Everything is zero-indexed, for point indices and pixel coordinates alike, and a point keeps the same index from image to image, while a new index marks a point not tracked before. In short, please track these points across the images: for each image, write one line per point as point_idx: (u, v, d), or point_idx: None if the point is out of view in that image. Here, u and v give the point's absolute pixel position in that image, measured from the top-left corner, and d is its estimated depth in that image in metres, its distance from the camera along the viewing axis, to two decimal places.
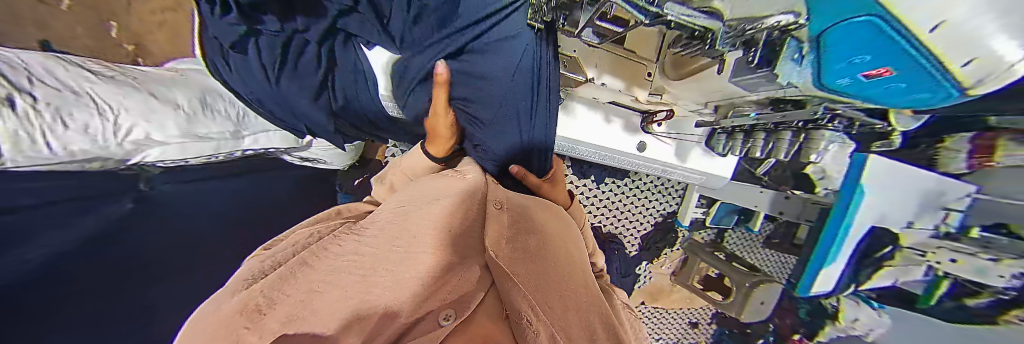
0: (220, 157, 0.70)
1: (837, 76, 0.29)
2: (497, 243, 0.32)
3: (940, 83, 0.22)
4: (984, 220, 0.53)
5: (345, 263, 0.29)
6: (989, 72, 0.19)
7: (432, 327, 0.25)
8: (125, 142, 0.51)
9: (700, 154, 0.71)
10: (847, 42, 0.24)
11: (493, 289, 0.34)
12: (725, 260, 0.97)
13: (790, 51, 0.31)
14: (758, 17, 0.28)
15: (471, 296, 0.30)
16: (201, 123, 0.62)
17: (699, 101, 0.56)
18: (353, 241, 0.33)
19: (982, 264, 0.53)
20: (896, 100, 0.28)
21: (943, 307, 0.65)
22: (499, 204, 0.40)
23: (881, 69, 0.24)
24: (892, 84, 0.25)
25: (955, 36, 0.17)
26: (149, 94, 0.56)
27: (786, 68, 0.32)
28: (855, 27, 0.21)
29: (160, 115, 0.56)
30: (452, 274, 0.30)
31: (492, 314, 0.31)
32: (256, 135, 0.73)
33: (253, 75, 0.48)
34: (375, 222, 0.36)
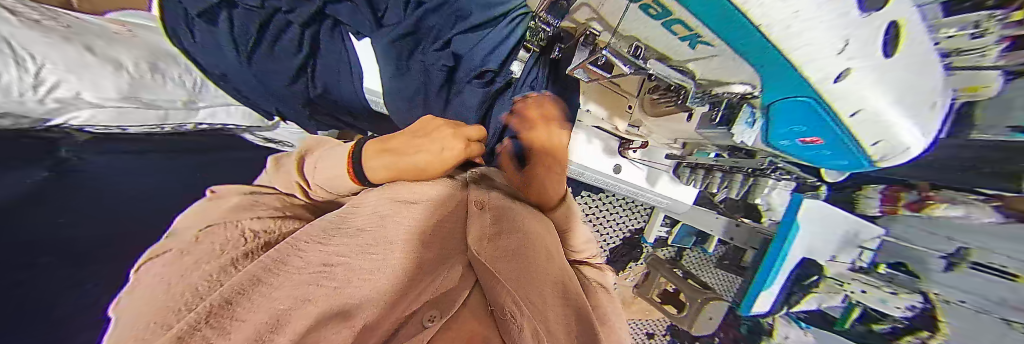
0: (168, 126, 0.63)
1: (781, 138, 0.36)
2: (479, 242, 0.34)
3: (853, 153, 0.32)
4: (888, 258, 0.64)
5: (312, 274, 0.26)
6: (889, 148, 0.29)
7: (416, 329, 0.25)
8: (46, 99, 0.45)
9: (668, 181, 0.76)
10: (789, 117, 0.30)
11: (478, 288, 0.34)
12: (682, 277, 1.06)
13: (744, 116, 0.36)
14: (722, 82, 0.31)
15: (455, 294, 0.30)
16: (148, 89, 0.56)
17: (669, 136, 0.61)
18: (316, 251, 0.29)
19: (884, 296, 0.61)
20: (819, 161, 0.38)
21: (857, 330, 0.73)
22: (483, 203, 0.40)
23: (814, 138, 0.32)
24: (821, 149, 0.34)
25: (872, 112, 0.25)
26: (84, 48, 0.49)
27: (738, 131, 0.38)
28: (789, 110, 0.28)
29: (96, 73, 0.49)
30: (428, 276, 0.30)
31: (478, 313, 0.31)
32: (213, 108, 0.67)
33: (221, 52, 0.45)
34: (345, 229, 0.33)
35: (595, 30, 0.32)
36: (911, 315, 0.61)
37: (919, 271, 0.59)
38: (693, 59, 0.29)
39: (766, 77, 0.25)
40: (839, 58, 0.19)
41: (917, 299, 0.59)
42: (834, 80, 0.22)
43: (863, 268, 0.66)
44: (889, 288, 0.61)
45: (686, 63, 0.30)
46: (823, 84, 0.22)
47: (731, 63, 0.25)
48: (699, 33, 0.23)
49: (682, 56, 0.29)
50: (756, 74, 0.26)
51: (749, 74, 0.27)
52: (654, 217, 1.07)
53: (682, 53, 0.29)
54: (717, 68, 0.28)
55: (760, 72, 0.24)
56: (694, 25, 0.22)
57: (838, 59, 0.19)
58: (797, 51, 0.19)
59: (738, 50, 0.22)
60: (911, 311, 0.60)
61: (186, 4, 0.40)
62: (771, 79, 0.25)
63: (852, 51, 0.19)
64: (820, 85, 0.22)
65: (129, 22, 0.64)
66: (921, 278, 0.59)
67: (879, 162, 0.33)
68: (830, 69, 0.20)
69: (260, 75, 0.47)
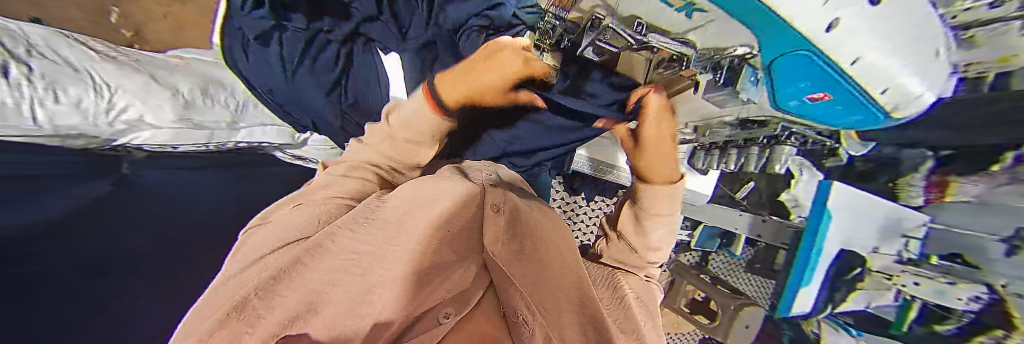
0: (212, 147, 0.68)
1: (788, 99, 0.35)
2: (495, 244, 0.34)
3: (864, 105, 0.30)
4: (942, 248, 0.57)
5: (342, 260, 0.26)
6: (901, 96, 0.29)
7: (432, 324, 0.29)
8: (115, 121, 0.52)
9: (684, 172, 0.75)
10: (790, 73, 0.29)
11: (491, 289, 0.37)
12: (710, 282, 1.00)
13: (748, 74, 0.36)
14: (722, 47, 0.32)
15: (469, 295, 0.34)
16: (197, 110, 0.63)
17: (681, 124, 0.59)
18: (347, 237, 0.30)
19: (940, 286, 0.57)
20: (832, 123, 0.37)
21: (917, 333, 0.65)
22: (498, 207, 0.37)
23: (822, 94, 0.31)
24: (830, 107, 0.33)
25: (871, 59, 0.24)
26: (150, 77, 0.58)
27: (746, 90, 0.37)
28: (793, 71, 0.29)
29: (158, 97, 0.57)
30: (443, 274, 0.31)
31: (489, 313, 0.34)
32: (252, 128, 0.73)
33: (270, 70, 0.51)
34: (379, 214, 0.34)
35: (600, 16, 0.35)
36: (974, 308, 0.55)
37: (979, 261, 0.52)
38: (695, 27, 0.31)
39: (767, 35, 0.24)
40: (827, 10, 0.20)
41: (981, 289, 0.53)
42: (825, 31, 0.22)
43: (911, 260, 0.61)
44: (943, 278, 0.56)
45: (687, 34, 0.32)
46: (814, 35, 0.22)
47: (729, 25, 0.27)
48: (694, 1, 0.26)
49: (680, 27, 0.32)
50: (754, 34, 0.26)
51: (749, 37, 0.28)
52: (674, 219, 1.04)
53: (681, 25, 0.32)
54: (715, 32, 0.30)
55: (759, 31, 0.25)
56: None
57: (825, 10, 0.20)
58: (795, 16, 0.21)
59: (732, 11, 0.24)
60: (976, 303, 0.54)
61: (246, 30, 0.48)
62: (766, 34, 0.25)
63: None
64: (813, 35, 0.22)
65: (186, 57, 0.73)
66: (983, 269, 0.51)
67: (891, 112, 0.31)
68: (818, 22, 0.21)
69: (301, 88, 0.52)
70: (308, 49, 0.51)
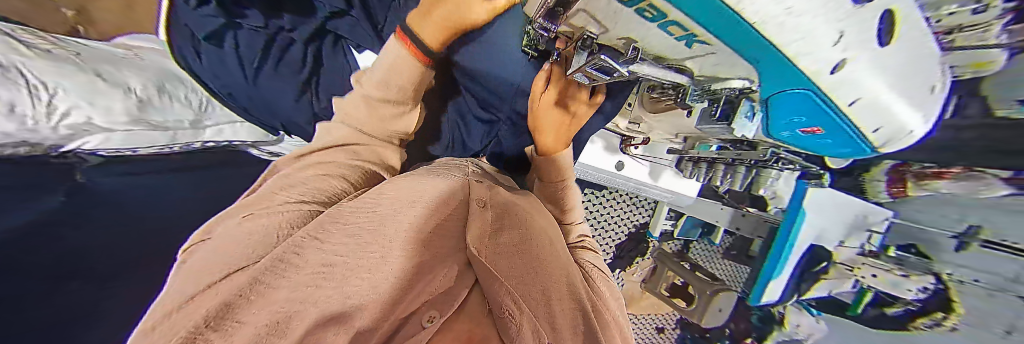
0: (176, 148, 0.63)
1: (781, 130, 0.32)
2: (479, 239, 0.33)
3: (857, 143, 0.27)
4: (900, 240, 0.63)
5: (310, 275, 0.24)
6: (893, 135, 0.26)
7: (414, 331, 0.23)
8: (58, 126, 0.46)
9: (671, 175, 0.75)
10: (784, 110, 0.26)
11: (478, 286, 0.32)
12: (690, 269, 1.05)
13: (745, 110, 0.33)
14: (720, 78, 0.28)
15: (456, 293, 0.28)
16: (157, 110, 0.58)
17: (670, 132, 0.57)
18: (315, 250, 0.26)
19: (896, 279, 0.61)
20: (823, 151, 0.34)
21: (869, 315, 0.71)
22: (484, 202, 0.40)
23: (814, 129, 0.27)
24: (821, 139, 0.29)
25: (873, 98, 0.20)
26: (95, 75, 0.51)
27: (739, 126, 0.35)
28: (790, 106, 0.25)
29: (106, 98, 0.51)
30: (426, 276, 0.28)
31: (477, 310, 0.29)
32: (219, 126, 0.70)
33: (226, 69, 0.47)
34: (345, 225, 0.31)
35: (591, 34, 0.28)
36: (923, 296, 0.60)
37: (933, 253, 0.59)
38: (693, 57, 0.26)
39: (764, 66, 0.20)
40: (834, 48, 0.16)
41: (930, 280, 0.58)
42: (830, 73, 0.18)
43: (872, 252, 0.66)
44: (898, 270, 0.61)
45: (683, 62, 0.27)
46: (817, 77, 0.19)
47: (728, 59, 0.23)
48: (697, 33, 0.20)
49: (679, 54, 0.26)
50: (754, 70, 0.23)
51: (747, 70, 0.24)
52: (658, 210, 1.07)
53: (679, 52, 0.26)
54: (716, 64, 0.25)
55: (758, 64, 0.21)
56: (691, 27, 0.19)
57: (833, 51, 0.16)
58: (797, 45, 0.16)
59: (733, 46, 0.20)
60: (924, 293, 0.59)
61: (193, 28, 0.44)
62: (766, 67, 0.21)
63: (850, 41, 0.16)
64: (815, 79, 0.19)
65: (138, 46, 0.66)
66: (931, 259, 0.59)
67: (878, 148, 0.28)
68: (825, 56, 0.17)
69: (263, 89, 0.50)
70: (268, 50, 0.48)
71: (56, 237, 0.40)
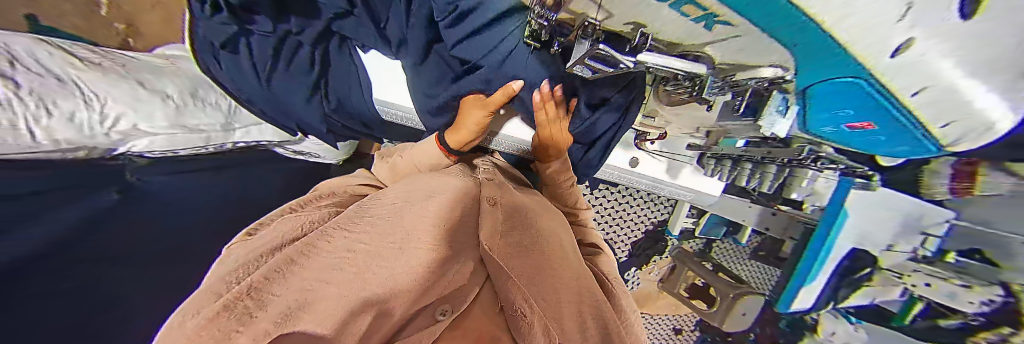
0: (210, 149, 0.69)
1: (824, 124, 0.30)
2: (491, 238, 0.33)
3: (917, 135, 0.25)
4: (962, 244, 0.52)
5: (337, 259, 0.27)
6: (967, 132, 0.23)
7: (428, 322, 0.28)
8: (111, 132, 0.51)
9: (691, 172, 0.70)
10: (830, 99, 0.25)
11: (489, 284, 0.36)
12: (712, 271, 1.01)
13: (775, 104, 0.30)
14: (750, 65, 0.25)
15: (466, 291, 0.32)
16: (191, 115, 0.62)
17: (690, 126, 0.54)
18: (343, 237, 0.31)
19: (953, 289, 0.54)
20: (875, 147, 0.31)
21: (920, 327, 0.63)
22: (494, 200, 0.39)
23: (865, 123, 0.26)
24: (874, 133, 0.28)
25: (941, 89, 0.18)
26: (137, 83, 0.55)
27: (769, 122, 0.32)
28: (838, 95, 0.23)
29: (149, 105, 0.55)
30: (447, 272, 0.31)
31: (487, 306, 0.33)
32: (247, 128, 0.73)
33: (242, 74, 0.51)
34: (367, 217, 0.35)
35: (595, 20, 0.27)
36: (986, 310, 0.52)
37: (1001, 259, 0.48)
38: (716, 40, 0.23)
39: (807, 51, 0.19)
40: (897, 28, 0.14)
41: (997, 293, 0.50)
42: (889, 56, 0.16)
43: (925, 259, 0.57)
44: (959, 281, 0.53)
45: (704, 49, 0.25)
46: (874, 58, 0.17)
47: (761, 45, 0.21)
48: (717, 12, 0.18)
49: (699, 39, 0.24)
50: (794, 57, 0.21)
51: (782, 58, 0.22)
52: (678, 208, 1.00)
53: (696, 36, 0.24)
54: (741, 49, 0.23)
55: (797, 50, 0.19)
56: (711, 5, 0.18)
57: (894, 32, 0.14)
58: (844, 23, 0.15)
59: (768, 29, 0.18)
60: (988, 306, 0.52)
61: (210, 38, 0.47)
62: (811, 53, 0.19)
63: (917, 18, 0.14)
64: (870, 61, 0.17)
65: (173, 55, 0.72)
66: (999, 266, 0.49)
67: (946, 145, 0.25)
68: (883, 35, 0.15)
69: (278, 91, 0.54)
70: (278, 54, 0.50)
71: (98, 236, 0.45)
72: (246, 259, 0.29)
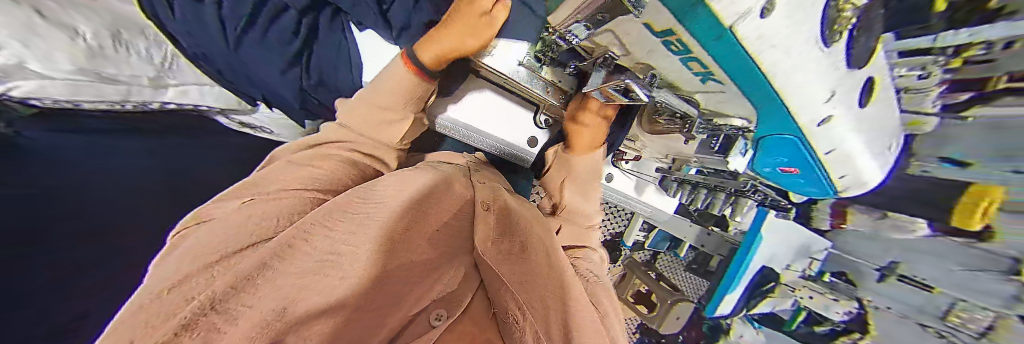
0: (129, 106, 0.56)
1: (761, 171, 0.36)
2: (484, 243, 0.35)
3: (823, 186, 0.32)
4: (834, 267, 0.70)
5: (317, 263, 0.24)
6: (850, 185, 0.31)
7: (424, 329, 0.28)
8: None
9: (653, 191, 0.79)
10: (769, 152, 0.31)
11: (482, 290, 0.36)
12: (655, 279, 1.12)
13: (740, 147, 0.34)
14: (723, 115, 0.30)
15: (460, 295, 0.33)
16: (110, 62, 0.50)
17: (660, 152, 0.60)
18: (325, 237, 0.27)
19: (828, 302, 0.69)
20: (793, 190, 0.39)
21: (801, 331, 0.80)
22: (487, 206, 0.42)
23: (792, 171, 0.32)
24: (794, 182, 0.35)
25: (841, 150, 0.25)
26: (35, 9, 0.41)
27: (733, 161, 0.35)
28: (777, 148, 0.29)
29: (51, 41, 0.43)
30: (432, 279, 0.32)
31: (481, 313, 0.33)
32: (185, 87, 0.61)
33: (204, 30, 0.43)
34: (353, 214, 0.31)
35: (613, 54, 0.29)
36: (847, 318, 0.68)
37: (857, 279, 0.66)
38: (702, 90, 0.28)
39: (764, 113, 0.23)
40: (823, 104, 0.19)
41: (854, 305, 0.66)
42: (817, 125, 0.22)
43: (810, 277, 0.73)
44: (832, 295, 0.68)
45: (694, 94, 0.29)
46: (807, 127, 0.22)
47: (735, 100, 0.25)
48: (714, 72, 0.22)
49: (689, 85, 0.28)
50: (754, 114, 0.25)
51: (745, 113, 0.26)
52: (633, 222, 1.12)
53: (690, 84, 0.28)
54: (722, 101, 0.27)
55: (756, 109, 0.24)
56: (710, 64, 0.21)
57: (824, 106, 0.19)
58: (796, 95, 0.19)
59: (741, 89, 0.22)
60: (848, 315, 0.68)
61: None
62: (764, 114, 0.24)
63: (837, 98, 0.19)
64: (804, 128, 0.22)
65: None
66: (857, 286, 0.66)
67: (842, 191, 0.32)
68: (814, 112, 0.20)
69: (247, 58, 0.47)
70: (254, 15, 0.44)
71: None
72: (196, 264, 0.23)
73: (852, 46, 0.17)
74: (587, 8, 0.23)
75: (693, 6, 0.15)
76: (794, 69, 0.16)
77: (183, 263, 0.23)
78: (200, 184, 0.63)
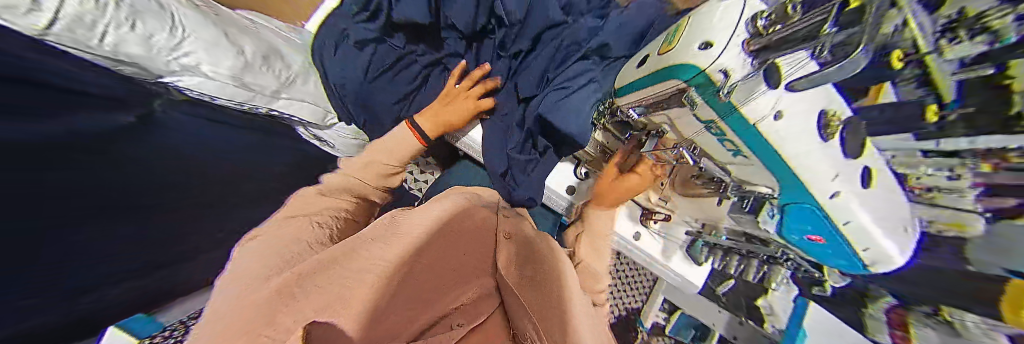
0: (246, 107, 0.69)
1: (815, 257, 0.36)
2: (507, 269, 0.38)
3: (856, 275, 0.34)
4: None
5: (365, 266, 0.30)
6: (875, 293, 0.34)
7: (445, 328, 0.31)
8: (173, 62, 0.53)
9: (681, 260, 0.63)
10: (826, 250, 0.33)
11: (501, 310, 0.38)
12: None
13: (768, 213, 0.36)
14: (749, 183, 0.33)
15: (482, 310, 0.35)
16: (254, 74, 0.65)
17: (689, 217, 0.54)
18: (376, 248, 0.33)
19: None
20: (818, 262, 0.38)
21: None
22: (509, 234, 0.44)
23: (814, 237, 0.32)
24: (824, 253, 0.34)
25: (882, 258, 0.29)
26: (224, 34, 0.62)
27: (767, 222, 0.37)
28: (802, 215, 0.31)
29: (223, 52, 0.60)
30: (457, 290, 0.35)
31: (498, 332, 0.35)
32: (292, 100, 0.75)
33: (354, 67, 0.63)
34: (404, 224, 0.38)
35: (667, 130, 0.36)
36: None
37: None
38: (734, 162, 0.31)
39: (783, 187, 0.29)
40: (833, 180, 0.25)
41: None
42: (830, 195, 0.26)
43: None
44: None
45: (728, 165, 0.32)
46: (820, 196, 0.26)
47: (756, 170, 0.29)
48: (743, 151, 0.28)
49: (724, 157, 0.32)
50: (778, 182, 0.29)
51: (770, 180, 0.29)
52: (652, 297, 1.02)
53: (724, 155, 0.32)
54: (744, 168, 0.31)
55: (783, 183, 0.28)
56: (736, 140, 0.27)
57: (829, 178, 0.25)
58: (794, 152, 0.23)
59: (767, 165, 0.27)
60: None
61: (351, 34, 0.62)
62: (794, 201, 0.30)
63: (840, 176, 0.24)
64: (820, 198, 0.26)
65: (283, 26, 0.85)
66: None
67: (871, 266, 0.30)
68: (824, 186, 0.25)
69: (375, 88, 0.65)
70: (395, 63, 0.65)
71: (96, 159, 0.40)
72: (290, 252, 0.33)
73: (845, 143, 0.23)
74: (650, 100, 0.34)
75: (726, 111, 0.25)
76: (780, 135, 0.23)
77: (272, 253, 0.33)
78: (242, 177, 0.69)
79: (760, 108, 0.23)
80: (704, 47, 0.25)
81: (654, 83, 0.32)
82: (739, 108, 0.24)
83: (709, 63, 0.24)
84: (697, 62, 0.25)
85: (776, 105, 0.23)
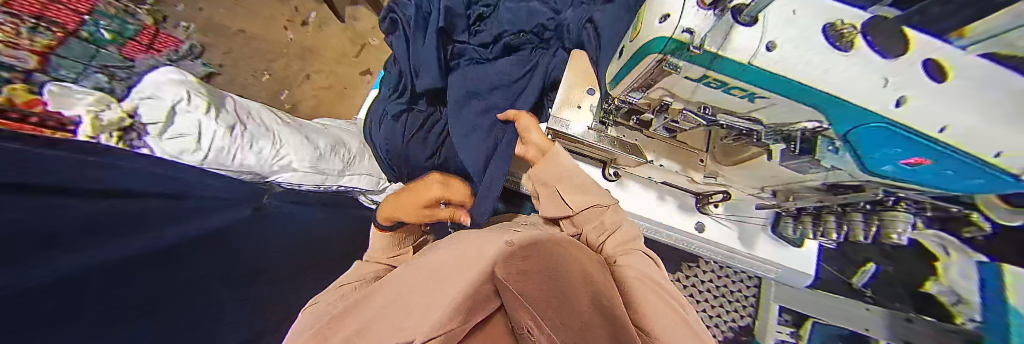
0: (323, 187, 0.86)
1: (922, 179, 0.26)
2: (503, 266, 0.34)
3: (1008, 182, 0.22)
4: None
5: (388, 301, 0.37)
6: None
7: None
8: (274, 165, 0.73)
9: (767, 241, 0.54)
10: (942, 173, 0.24)
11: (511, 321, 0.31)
12: None
13: (825, 145, 0.29)
14: (790, 124, 0.29)
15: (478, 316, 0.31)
16: (326, 161, 0.82)
17: (755, 186, 0.48)
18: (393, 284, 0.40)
19: None
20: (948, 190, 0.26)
21: None
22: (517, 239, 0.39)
23: (913, 158, 0.24)
24: (940, 174, 0.24)
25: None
26: (305, 137, 0.82)
27: (828, 157, 0.30)
28: (871, 136, 0.24)
29: (306, 150, 0.79)
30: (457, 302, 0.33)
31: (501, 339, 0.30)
32: (353, 175, 0.90)
33: (394, 136, 0.75)
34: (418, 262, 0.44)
35: (669, 102, 0.36)
36: None
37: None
38: (756, 108, 0.29)
39: (828, 112, 0.24)
40: (886, 88, 0.20)
41: None
42: (894, 105, 0.20)
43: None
44: None
45: (752, 113, 0.30)
46: (882, 112, 0.21)
47: (795, 108, 0.26)
48: (756, 92, 0.26)
49: (743, 107, 0.30)
50: (819, 113, 0.25)
51: (812, 114, 0.25)
52: None
53: (738, 106, 0.30)
54: (779, 111, 0.27)
55: (822, 109, 0.24)
56: (733, 82, 0.26)
57: (886, 89, 0.20)
58: (804, 71, 0.21)
59: (783, 94, 0.25)
60: None
61: (387, 111, 0.75)
62: (840, 119, 0.24)
63: (899, 83, 0.20)
64: (882, 112, 0.21)
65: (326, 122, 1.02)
66: None
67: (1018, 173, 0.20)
68: (878, 97, 0.21)
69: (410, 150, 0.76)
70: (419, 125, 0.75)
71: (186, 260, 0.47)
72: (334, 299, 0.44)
73: (875, 44, 0.20)
74: (639, 81, 0.35)
75: (712, 61, 0.24)
76: (785, 64, 0.22)
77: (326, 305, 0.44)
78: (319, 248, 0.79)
79: (749, 45, 0.22)
80: (663, 20, 0.26)
81: (635, 66, 0.33)
82: (719, 54, 0.23)
83: (671, 31, 0.25)
84: (664, 34, 0.26)
85: (765, 36, 0.22)
